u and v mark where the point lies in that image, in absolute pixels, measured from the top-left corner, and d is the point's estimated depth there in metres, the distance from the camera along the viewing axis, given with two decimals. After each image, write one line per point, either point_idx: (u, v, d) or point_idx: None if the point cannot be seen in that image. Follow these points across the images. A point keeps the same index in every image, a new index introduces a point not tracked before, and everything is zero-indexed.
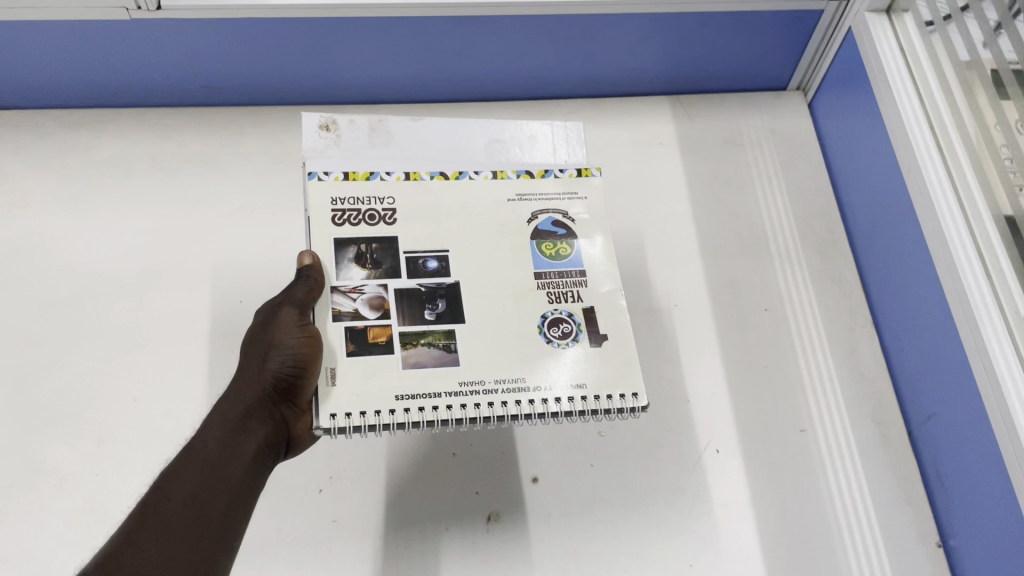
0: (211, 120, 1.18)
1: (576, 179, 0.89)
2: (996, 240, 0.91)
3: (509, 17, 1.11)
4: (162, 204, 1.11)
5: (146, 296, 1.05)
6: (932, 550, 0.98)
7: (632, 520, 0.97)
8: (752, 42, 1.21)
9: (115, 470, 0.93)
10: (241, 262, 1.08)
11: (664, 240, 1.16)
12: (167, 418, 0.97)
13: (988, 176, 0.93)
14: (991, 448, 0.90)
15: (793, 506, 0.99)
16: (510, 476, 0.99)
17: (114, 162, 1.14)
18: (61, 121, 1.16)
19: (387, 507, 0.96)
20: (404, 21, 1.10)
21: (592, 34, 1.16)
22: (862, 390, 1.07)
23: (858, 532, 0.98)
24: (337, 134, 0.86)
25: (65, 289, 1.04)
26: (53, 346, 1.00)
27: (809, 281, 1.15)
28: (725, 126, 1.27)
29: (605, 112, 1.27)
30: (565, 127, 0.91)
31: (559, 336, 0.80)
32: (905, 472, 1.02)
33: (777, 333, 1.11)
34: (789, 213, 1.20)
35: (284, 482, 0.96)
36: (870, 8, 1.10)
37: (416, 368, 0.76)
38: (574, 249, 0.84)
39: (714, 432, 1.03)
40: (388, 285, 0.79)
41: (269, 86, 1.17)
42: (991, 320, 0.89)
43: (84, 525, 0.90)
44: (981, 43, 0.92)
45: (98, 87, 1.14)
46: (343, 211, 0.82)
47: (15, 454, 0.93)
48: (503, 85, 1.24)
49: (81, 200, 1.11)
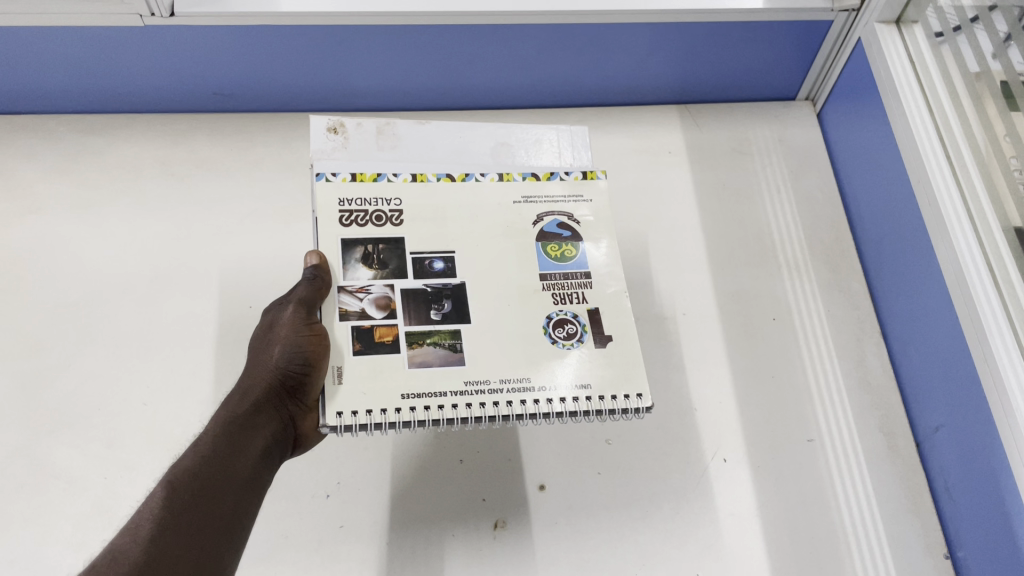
0: (222, 127, 1.20)
1: (581, 182, 0.89)
2: (1005, 249, 0.91)
3: (517, 26, 1.12)
4: (172, 209, 1.13)
5: (155, 299, 1.06)
6: (940, 562, 0.97)
7: (638, 529, 0.97)
8: (761, 52, 1.22)
9: (123, 473, 0.94)
10: (250, 266, 1.09)
11: (671, 248, 1.17)
12: (176, 420, 0.98)
13: (997, 186, 0.93)
14: (997, 457, 0.89)
15: (801, 516, 0.99)
16: (516, 481, 0.99)
17: (126, 168, 1.15)
18: (75, 127, 1.18)
19: (393, 513, 0.96)
20: (415, 30, 1.11)
21: (599, 42, 1.17)
22: (872, 400, 1.07)
23: (865, 545, 0.97)
24: (344, 137, 0.86)
25: (75, 292, 1.05)
26: (63, 349, 1.01)
27: (818, 291, 1.15)
28: (734, 134, 1.27)
29: (613, 120, 1.28)
30: (571, 131, 0.92)
31: (563, 337, 0.80)
32: (914, 483, 1.01)
33: (784, 343, 1.10)
34: (798, 222, 1.20)
35: (289, 485, 0.96)
36: (879, 19, 1.10)
37: (422, 368, 0.76)
38: (579, 251, 0.85)
39: (720, 441, 1.03)
40: (394, 286, 0.80)
41: (280, 91, 1.19)
42: (1000, 330, 0.89)
43: (92, 527, 0.91)
44: (991, 55, 0.93)
45: (111, 91, 1.15)
46: (350, 211, 0.83)
47: (25, 456, 0.94)
48: (511, 93, 1.25)
49: (94, 205, 1.12)
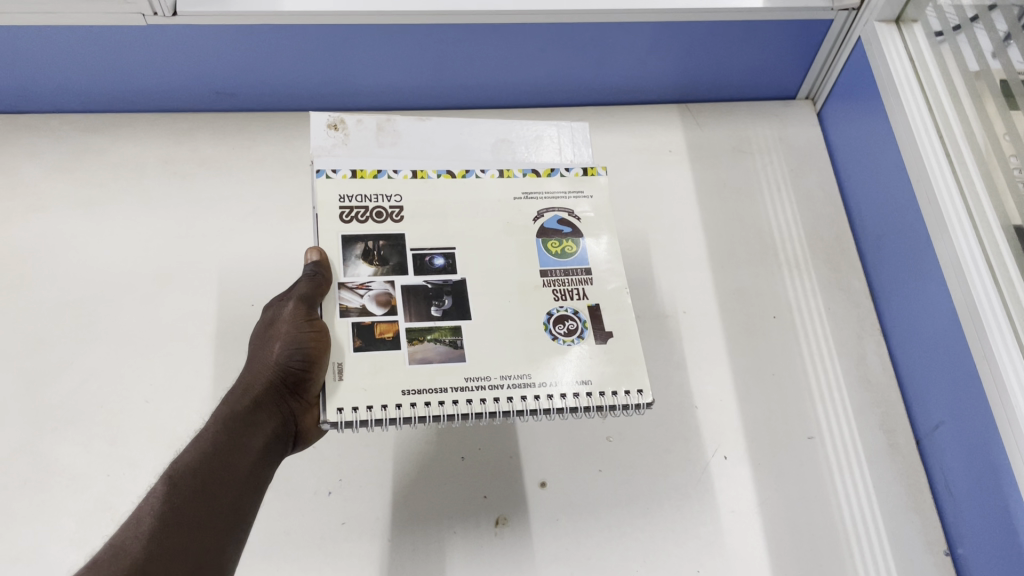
0: (224, 126, 1.20)
1: (582, 178, 0.89)
2: (1004, 247, 0.91)
3: (518, 25, 1.13)
4: (174, 208, 1.13)
5: (157, 297, 1.06)
6: (940, 559, 0.97)
7: (638, 525, 0.97)
8: (761, 51, 1.22)
9: (126, 470, 0.94)
10: (251, 264, 1.09)
11: (672, 246, 1.17)
12: (177, 418, 0.98)
13: (996, 184, 0.93)
14: (997, 453, 0.89)
15: (801, 513, 0.99)
16: (516, 478, 0.99)
17: (128, 167, 1.15)
18: (77, 126, 1.18)
19: (395, 510, 0.96)
20: (416, 29, 1.11)
21: (599, 42, 1.17)
22: (872, 398, 1.07)
23: (865, 542, 0.97)
24: (345, 133, 0.87)
25: (78, 290, 1.06)
26: (65, 347, 1.01)
27: (818, 289, 1.15)
28: (734, 133, 1.28)
29: (614, 119, 1.28)
30: (571, 128, 0.93)
31: (564, 334, 0.80)
32: (914, 481, 1.01)
33: (784, 340, 1.10)
34: (798, 220, 1.20)
35: (291, 482, 0.96)
36: (879, 18, 1.10)
37: (423, 364, 0.76)
38: (580, 248, 0.85)
39: (721, 438, 1.03)
40: (394, 282, 0.80)
41: (281, 91, 1.19)
42: (999, 326, 0.89)
43: (95, 524, 0.91)
44: (991, 53, 0.93)
45: (112, 91, 1.16)
46: (350, 208, 0.83)
47: (27, 453, 0.94)
48: (512, 92, 1.25)
49: (97, 203, 1.12)
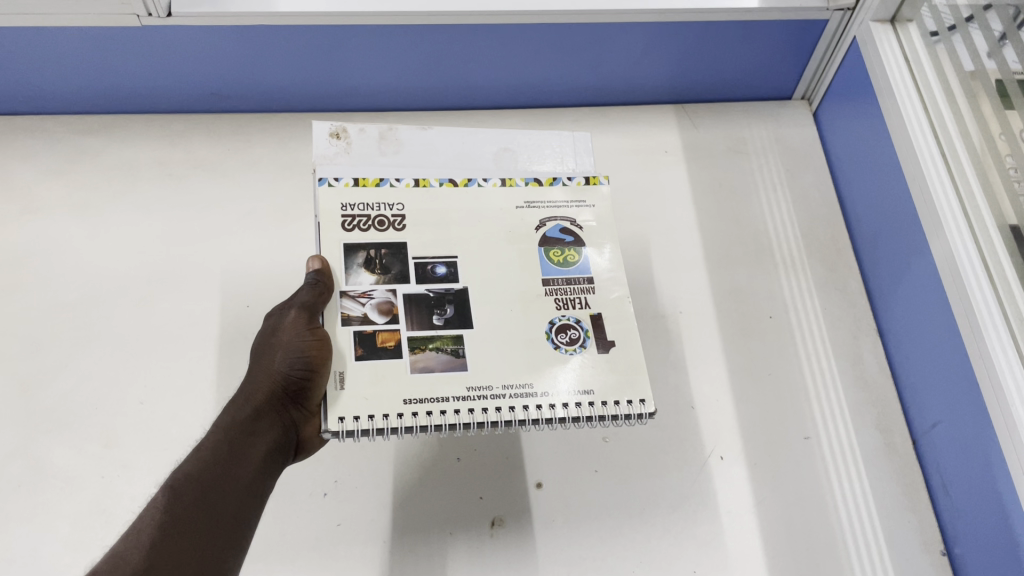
0: (219, 128, 1.19)
1: (584, 187, 0.89)
2: (1000, 248, 0.92)
3: (516, 26, 1.12)
4: (168, 210, 1.12)
5: (153, 300, 1.05)
6: (937, 559, 0.98)
7: (636, 527, 0.98)
8: (758, 51, 1.22)
9: (121, 472, 0.94)
10: (248, 268, 1.09)
11: (669, 247, 1.17)
12: (174, 422, 0.97)
13: (991, 183, 0.94)
14: (993, 452, 0.90)
15: (798, 514, 0.99)
16: (515, 481, 0.99)
17: (122, 167, 1.15)
18: (70, 127, 1.17)
19: (393, 513, 0.96)
20: (414, 30, 1.11)
21: (598, 42, 1.17)
22: (868, 398, 1.07)
23: (863, 544, 0.98)
24: (347, 142, 0.88)
25: (72, 293, 1.05)
26: (60, 351, 1.01)
27: (814, 290, 1.15)
28: (729, 134, 1.28)
29: (610, 120, 1.28)
30: (573, 138, 0.93)
31: (566, 343, 0.80)
32: (910, 480, 1.02)
33: (780, 341, 1.11)
34: (794, 220, 1.21)
35: (289, 486, 0.96)
36: (874, 18, 1.11)
37: (424, 373, 0.76)
38: (582, 256, 0.85)
39: (718, 438, 1.04)
40: (397, 290, 0.80)
41: (277, 92, 1.18)
42: (994, 324, 0.90)
43: (91, 527, 0.90)
44: (986, 54, 0.94)
45: (105, 92, 1.15)
46: (353, 216, 0.82)
47: (22, 457, 0.94)
48: (508, 92, 1.25)
49: (90, 204, 1.12)
